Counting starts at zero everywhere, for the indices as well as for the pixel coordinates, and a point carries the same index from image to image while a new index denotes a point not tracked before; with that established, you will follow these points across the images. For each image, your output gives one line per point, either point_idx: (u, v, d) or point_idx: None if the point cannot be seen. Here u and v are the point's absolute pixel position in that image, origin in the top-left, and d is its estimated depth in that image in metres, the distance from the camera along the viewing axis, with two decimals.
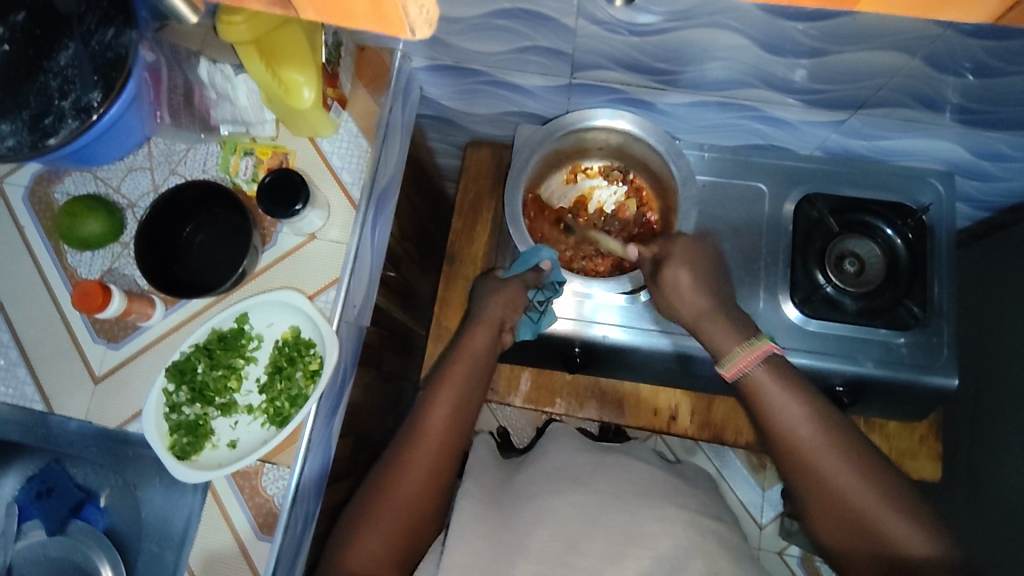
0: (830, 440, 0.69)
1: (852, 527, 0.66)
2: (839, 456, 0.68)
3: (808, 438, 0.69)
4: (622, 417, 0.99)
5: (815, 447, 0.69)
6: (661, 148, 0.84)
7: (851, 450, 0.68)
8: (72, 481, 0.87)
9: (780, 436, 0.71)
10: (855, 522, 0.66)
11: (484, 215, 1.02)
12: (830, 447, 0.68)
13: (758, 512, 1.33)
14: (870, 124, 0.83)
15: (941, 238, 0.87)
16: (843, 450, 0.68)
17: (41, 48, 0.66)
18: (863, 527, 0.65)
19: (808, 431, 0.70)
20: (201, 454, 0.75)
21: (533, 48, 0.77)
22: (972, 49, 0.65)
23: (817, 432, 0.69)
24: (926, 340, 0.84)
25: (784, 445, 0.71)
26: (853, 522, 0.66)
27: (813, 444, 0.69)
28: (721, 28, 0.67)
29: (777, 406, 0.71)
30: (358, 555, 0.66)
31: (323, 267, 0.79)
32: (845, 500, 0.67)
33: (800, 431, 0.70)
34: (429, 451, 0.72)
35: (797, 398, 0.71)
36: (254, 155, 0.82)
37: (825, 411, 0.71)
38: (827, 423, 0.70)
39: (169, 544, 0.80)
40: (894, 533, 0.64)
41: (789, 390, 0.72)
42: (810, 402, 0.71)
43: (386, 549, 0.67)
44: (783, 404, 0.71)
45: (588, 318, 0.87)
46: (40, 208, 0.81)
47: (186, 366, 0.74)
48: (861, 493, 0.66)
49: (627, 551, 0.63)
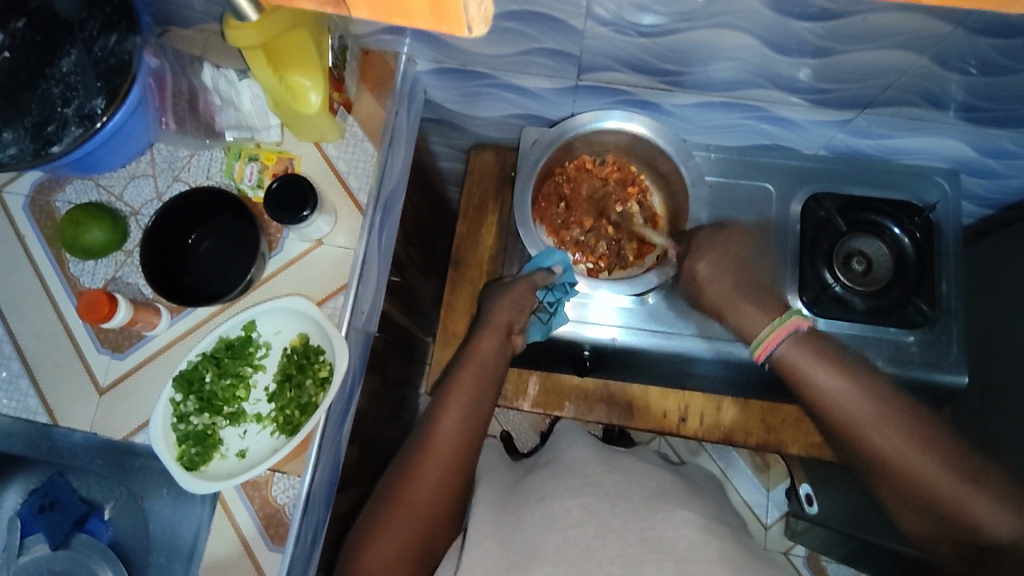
0: (894, 416, 0.65)
1: (918, 500, 0.63)
2: (890, 423, 0.65)
3: (865, 416, 0.66)
4: (631, 419, 0.97)
5: (865, 419, 0.66)
6: (672, 151, 0.83)
7: (906, 417, 0.65)
8: (75, 494, 0.86)
9: (828, 411, 0.68)
10: (921, 505, 0.63)
11: (489, 218, 1.01)
12: (874, 416, 0.66)
13: (763, 512, 1.33)
14: (876, 124, 0.83)
15: (947, 235, 0.86)
16: (916, 427, 0.64)
17: (43, 56, 0.67)
18: (926, 500, 0.62)
19: (869, 410, 0.66)
20: (209, 465, 0.73)
21: (538, 51, 0.77)
22: (979, 47, 0.66)
23: (874, 409, 0.66)
24: (935, 338, 0.84)
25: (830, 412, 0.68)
26: (925, 500, 0.63)
27: (867, 420, 0.66)
28: (729, 29, 0.67)
29: (816, 379, 0.69)
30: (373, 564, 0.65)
31: (330, 273, 0.78)
32: (912, 480, 0.63)
33: (851, 407, 0.67)
34: (442, 458, 0.71)
35: (836, 368, 0.69)
36: (259, 161, 0.80)
37: (873, 381, 0.68)
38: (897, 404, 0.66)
39: (177, 557, 0.78)
40: (971, 506, 0.60)
41: (830, 362, 0.69)
42: (861, 375, 0.68)
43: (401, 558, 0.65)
44: (822, 370, 0.69)
45: (587, 319, 0.87)
46: (41, 216, 0.80)
47: (194, 375, 0.73)
48: (928, 469, 0.62)
49: (645, 556, 0.61)
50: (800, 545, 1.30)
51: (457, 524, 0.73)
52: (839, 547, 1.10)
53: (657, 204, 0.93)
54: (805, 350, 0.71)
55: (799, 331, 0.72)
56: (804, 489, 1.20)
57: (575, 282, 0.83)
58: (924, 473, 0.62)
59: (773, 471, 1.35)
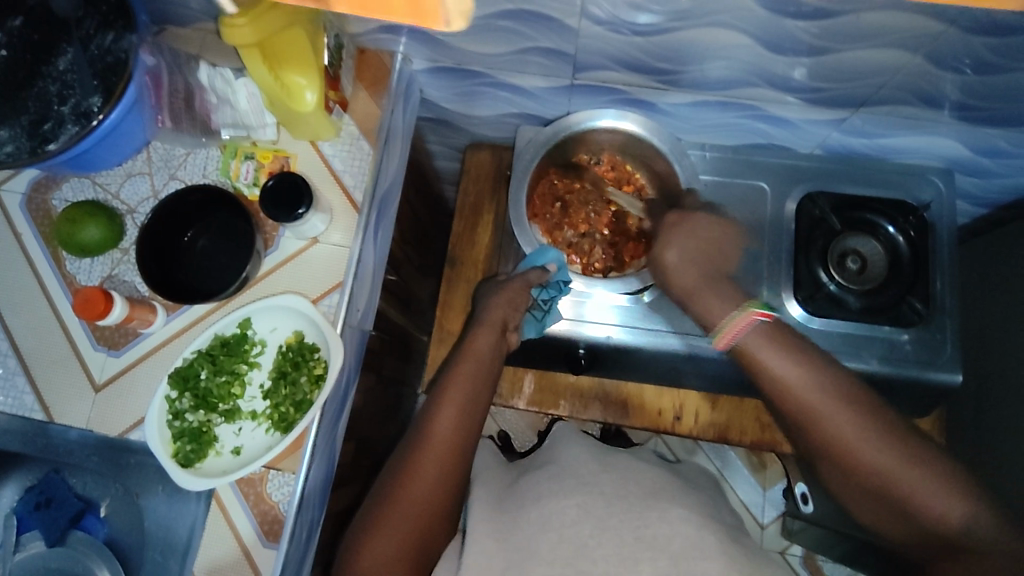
0: (851, 409, 0.65)
1: (867, 485, 0.64)
2: (850, 417, 0.65)
3: (826, 412, 0.66)
4: (626, 417, 0.99)
5: (822, 408, 0.66)
6: (667, 149, 0.84)
7: (865, 411, 0.65)
8: (71, 491, 0.86)
9: (783, 399, 0.69)
10: (870, 489, 0.64)
11: (486, 216, 1.02)
12: (828, 404, 0.66)
13: (759, 512, 1.34)
14: (870, 123, 0.83)
15: (942, 235, 0.86)
16: (877, 422, 0.65)
17: (40, 54, 0.67)
18: (875, 486, 0.64)
19: (823, 399, 0.66)
20: (204, 462, 0.74)
21: (533, 49, 0.77)
22: (973, 46, 0.66)
23: (835, 403, 0.66)
24: (929, 337, 0.83)
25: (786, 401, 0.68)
26: (874, 485, 0.64)
27: (821, 409, 0.66)
28: (724, 28, 0.67)
29: (777, 374, 0.68)
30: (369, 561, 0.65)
31: (326, 271, 0.79)
32: (863, 467, 0.64)
33: (811, 402, 0.66)
34: (437, 456, 0.71)
35: (797, 362, 0.68)
36: (255, 160, 0.81)
37: (829, 370, 0.68)
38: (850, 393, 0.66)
39: (173, 555, 0.78)
40: (929, 500, 0.61)
41: (792, 357, 0.69)
42: (821, 370, 0.68)
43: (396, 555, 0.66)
44: (779, 360, 0.69)
45: (585, 318, 0.87)
46: (38, 214, 0.80)
47: (189, 372, 0.73)
48: (879, 456, 0.63)
49: (642, 555, 0.61)
50: (796, 545, 1.30)
51: (453, 523, 0.73)
52: (834, 547, 1.10)
53: (652, 202, 0.93)
54: (769, 340, 0.71)
55: (760, 323, 0.72)
56: (799, 488, 1.19)
57: (569, 280, 0.84)
58: (875, 461, 0.63)
59: (770, 471, 1.35)
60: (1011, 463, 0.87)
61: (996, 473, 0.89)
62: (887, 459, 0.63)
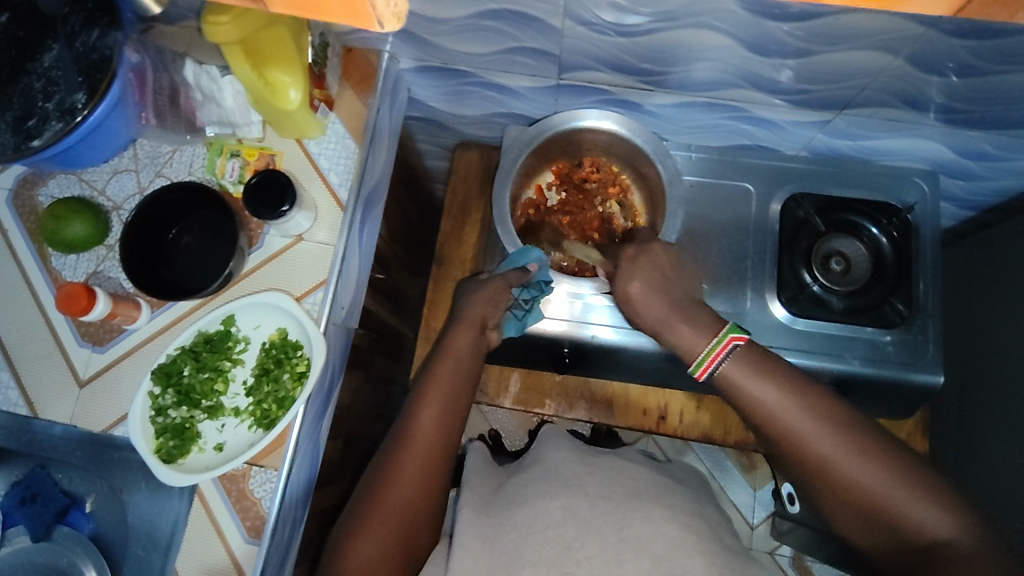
0: (829, 424, 0.65)
1: (847, 500, 0.64)
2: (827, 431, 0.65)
3: (810, 432, 0.66)
4: (612, 416, 1.00)
5: (800, 424, 0.66)
6: (649, 150, 0.84)
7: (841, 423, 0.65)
8: (57, 487, 0.87)
9: (763, 419, 0.68)
10: (851, 503, 0.64)
11: (473, 216, 1.03)
12: (806, 421, 0.66)
13: (749, 512, 1.34)
14: (855, 125, 0.83)
15: (925, 236, 0.87)
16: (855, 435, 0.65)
17: (24, 51, 0.65)
18: (856, 500, 0.63)
19: (800, 416, 0.66)
20: (187, 458, 0.74)
21: (519, 49, 0.77)
22: (954, 49, 0.66)
23: (819, 423, 0.66)
24: (912, 338, 0.84)
25: (765, 421, 0.68)
26: (854, 499, 0.63)
27: (800, 426, 0.66)
28: (707, 29, 0.68)
29: (758, 395, 0.68)
30: (354, 562, 0.65)
31: (310, 269, 0.79)
32: (843, 481, 0.64)
33: (787, 417, 0.67)
34: (420, 455, 0.71)
35: (776, 382, 0.68)
36: (240, 157, 0.82)
37: (804, 388, 0.68)
38: (826, 409, 0.66)
39: (155, 550, 0.79)
40: (907, 509, 0.61)
41: (769, 376, 0.69)
42: (794, 384, 0.68)
43: (380, 556, 0.66)
44: (756, 381, 0.69)
45: (587, 319, 0.88)
46: (24, 210, 0.80)
47: (172, 368, 0.74)
48: (858, 471, 0.63)
49: (624, 558, 0.60)
50: (785, 545, 1.31)
51: (438, 523, 0.73)
52: (821, 548, 1.10)
53: (637, 203, 0.94)
54: (746, 362, 0.70)
55: (736, 348, 0.71)
56: (786, 489, 1.19)
57: (551, 280, 0.84)
58: (854, 475, 0.63)
59: (759, 472, 1.36)
60: (995, 466, 0.87)
61: (981, 475, 0.89)
62: (865, 472, 0.63)
